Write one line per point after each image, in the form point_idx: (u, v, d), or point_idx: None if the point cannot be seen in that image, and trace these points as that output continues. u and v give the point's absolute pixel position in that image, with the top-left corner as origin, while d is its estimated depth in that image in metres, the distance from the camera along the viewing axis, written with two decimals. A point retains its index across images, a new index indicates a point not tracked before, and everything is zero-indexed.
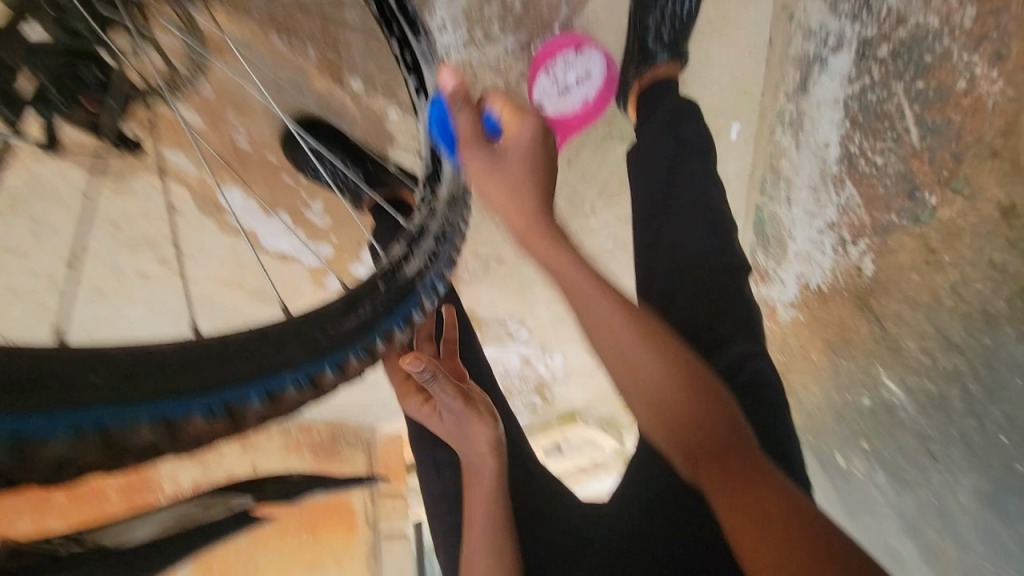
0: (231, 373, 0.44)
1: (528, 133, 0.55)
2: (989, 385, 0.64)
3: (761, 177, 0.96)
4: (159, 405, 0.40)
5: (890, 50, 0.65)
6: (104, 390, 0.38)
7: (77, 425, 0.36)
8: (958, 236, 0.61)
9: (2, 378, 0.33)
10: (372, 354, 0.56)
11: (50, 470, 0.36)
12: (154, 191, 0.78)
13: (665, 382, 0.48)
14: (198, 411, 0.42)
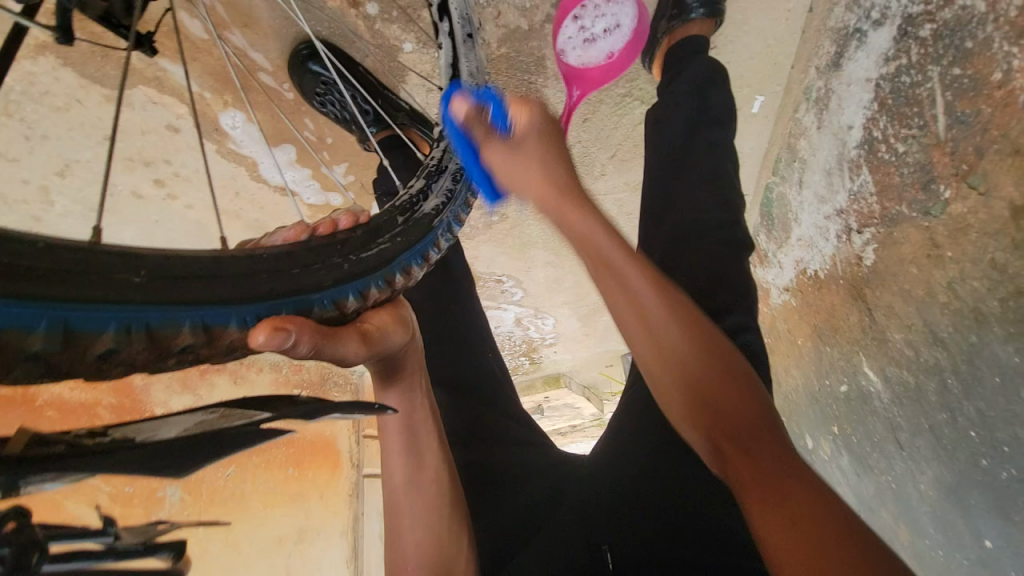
0: (255, 289, 0.44)
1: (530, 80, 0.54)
2: (967, 382, 0.66)
3: (777, 157, 0.97)
4: (194, 311, 0.41)
5: (933, 29, 0.60)
6: (142, 290, 0.38)
7: (119, 319, 0.37)
8: (964, 232, 0.59)
9: (43, 269, 0.34)
10: (398, 283, 0.55)
11: (90, 363, 0.37)
12: (152, 104, 0.75)
13: (690, 348, 0.43)
14: (233, 321, 0.42)
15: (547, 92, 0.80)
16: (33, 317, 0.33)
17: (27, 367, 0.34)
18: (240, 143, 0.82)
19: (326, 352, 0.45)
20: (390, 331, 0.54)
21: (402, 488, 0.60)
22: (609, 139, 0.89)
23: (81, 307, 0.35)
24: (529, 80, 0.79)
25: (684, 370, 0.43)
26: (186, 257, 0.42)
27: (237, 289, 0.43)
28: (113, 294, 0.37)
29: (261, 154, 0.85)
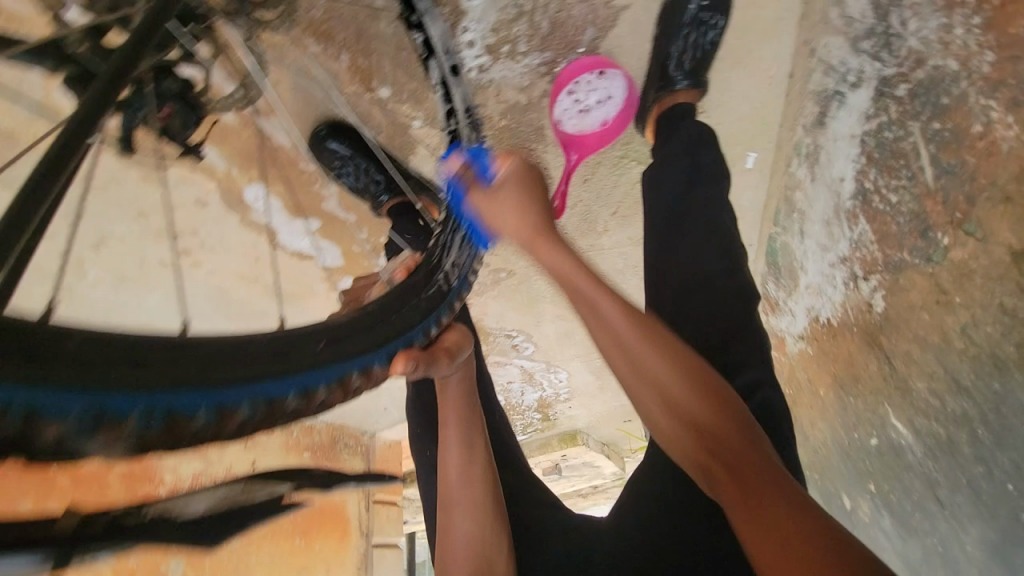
0: (314, 360, 0.47)
1: (515, 164, 0.54)
2: (999, 433, 0.62)
3: (775, 210, 1.01)
4: (256, 387, 0.43)
5: (908, 89, 0.63)
6: (207, 372, 0.41)
7: (193, 400, 0.40)
8: (969, 278, 0.59)
9: (122, 361, 0.37)
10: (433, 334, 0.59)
11: (173, 438, 0.40)
12: (184, 183, 0.81)
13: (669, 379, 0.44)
14: (288, 392, 0.45)
15: (546, 158, 0.87)
16: (126, 406, 0.37)
17: (124, 444, 0.38)
18: (262, 214, 0.88)
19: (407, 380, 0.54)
20: (463, 344, 0.63)
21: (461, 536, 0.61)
22: (609, 198, 0.94)
23: (161, 392, 0.38)
24: (530, 147, 0.85)
25: (661, 389, 0.44)
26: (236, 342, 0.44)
27: (292, 363, 0.46)
28: (184, 377, 0.40)
29: (281, 223, 0.91)
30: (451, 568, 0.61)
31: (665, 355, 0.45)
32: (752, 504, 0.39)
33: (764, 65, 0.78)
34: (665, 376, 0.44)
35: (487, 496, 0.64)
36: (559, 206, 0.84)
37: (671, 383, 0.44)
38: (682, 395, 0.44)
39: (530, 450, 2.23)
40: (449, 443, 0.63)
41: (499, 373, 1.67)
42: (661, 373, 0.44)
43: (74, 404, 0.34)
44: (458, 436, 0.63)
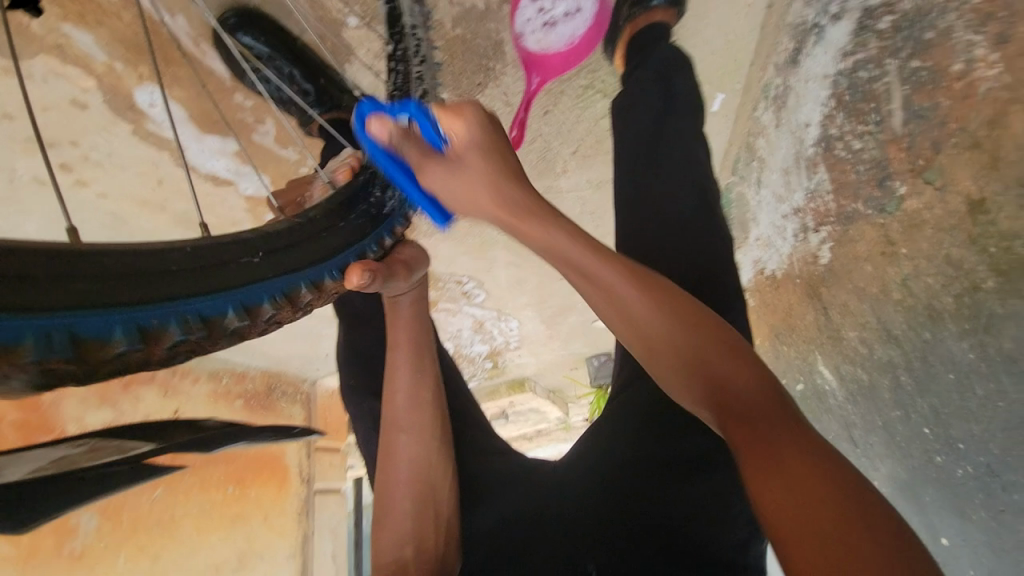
0: (251, 272, 0.45)
1: (471, 128, 0.46)
2: (921, 379, 0.66)
3: (734, 157, 0.97)
4: (191, 304, 0.41)
5: (892, 21, 0.60)
6: (131, 291, 0.38)
7: (120, 322, 0.37)
8: (920, 229, 0.59)
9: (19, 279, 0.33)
10: (387, 245, 0.56)
11: (98, 364, 0.37)
12: (54, 76, 0.63)
13: (645, 309, 0.42)
14: (226, 311, 0.42)
15: (505, 80, 0.76)
16: (22, 330, 0.32)
17: (28, 374, 0.33)
18: (162, 124, 0.73)
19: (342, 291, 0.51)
20: (420, 260, 0.58)
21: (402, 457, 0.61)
22: (570, 133, 0.87)
23: (85, 313, 0.35)
24: (485, 65, 0.74)
25: (636, 325, 0.42)
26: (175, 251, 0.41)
27: (238, 277, 0.44)
28: (103, 296, 0.36)
29: (189, 140, 0.75)
30: (392, 487, 0.61)
31: (639, 283, 0.42)
32: (764, 453, 0.36)
33: None
34: (635, 305, 0.42)
35: (434, 420, 0.63)
36: (517, 136, 0.78)
37: (649, 318, 0.41)
38: (652, 323, 0.42)
39: (479, 397, 2.25)
40: (395, 367, 0.61)
41: (449, 321, 1.62)
42: (637, 304, 0.42)
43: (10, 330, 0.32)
44: (405, 361, 0.61)
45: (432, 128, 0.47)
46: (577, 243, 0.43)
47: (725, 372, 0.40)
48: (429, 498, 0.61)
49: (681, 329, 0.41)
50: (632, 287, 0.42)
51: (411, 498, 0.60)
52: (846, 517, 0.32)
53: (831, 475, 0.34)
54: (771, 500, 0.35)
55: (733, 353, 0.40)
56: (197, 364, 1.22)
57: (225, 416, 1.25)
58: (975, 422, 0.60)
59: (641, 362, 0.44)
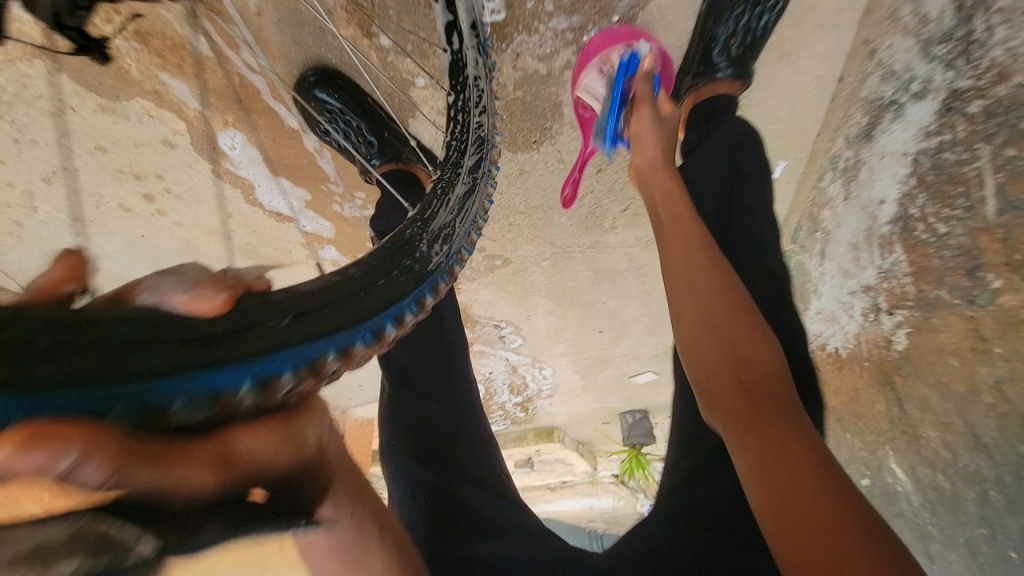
0: (315, 324, 0.34)
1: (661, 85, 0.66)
2: (1013, 496, 0.59)
3: (796, 225, 0.93)
4: (223, 373, 0.29)
5: (983, 106, 0.55)
6: (149, 358, 0.27)
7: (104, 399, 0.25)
8: (1017, 329, 0.52)
9: None
10: (426, 307, 0.44)
11: None
12: (148, 117, 0.70)
13: (713, 288, 0.48)
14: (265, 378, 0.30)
15: (560, 140, 0.79)
16: None
17: None
18: (237, 164, 0.78)
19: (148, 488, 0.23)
20: None
21: None
22: None
23: (60, 391, 0.24)
24: (543, 125, 0.77)
25: (697, 289, 0.49)
26: (131, 318, 0.28)
27: (226, 353, 0.30)
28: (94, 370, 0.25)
29: (260, 179, 0.81)
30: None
31: (709, 269, 0.49)
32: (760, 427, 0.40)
33: (813, 62, 0.69)
34: (698, 282, 0.49)
35: None
36: (568, 196, 0.77)
37: (710, 292, 0.48)
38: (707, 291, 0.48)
39: (505, 442, 2.18)
40: None
41: (482, 363, 1.60)
42: (699, 274, 0.49)
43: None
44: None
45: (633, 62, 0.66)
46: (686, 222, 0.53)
47: (758, 360, 0.44)
48: None
49: (728, 309, 0.47)
50: (701, 256, 0.50)
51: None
52: (824, 506, 0.34)
53: (838, 495, 0.35)
54: (759, 473, 0.38)
55: (776, 373, 0.43)
56: None
57: None
58: None
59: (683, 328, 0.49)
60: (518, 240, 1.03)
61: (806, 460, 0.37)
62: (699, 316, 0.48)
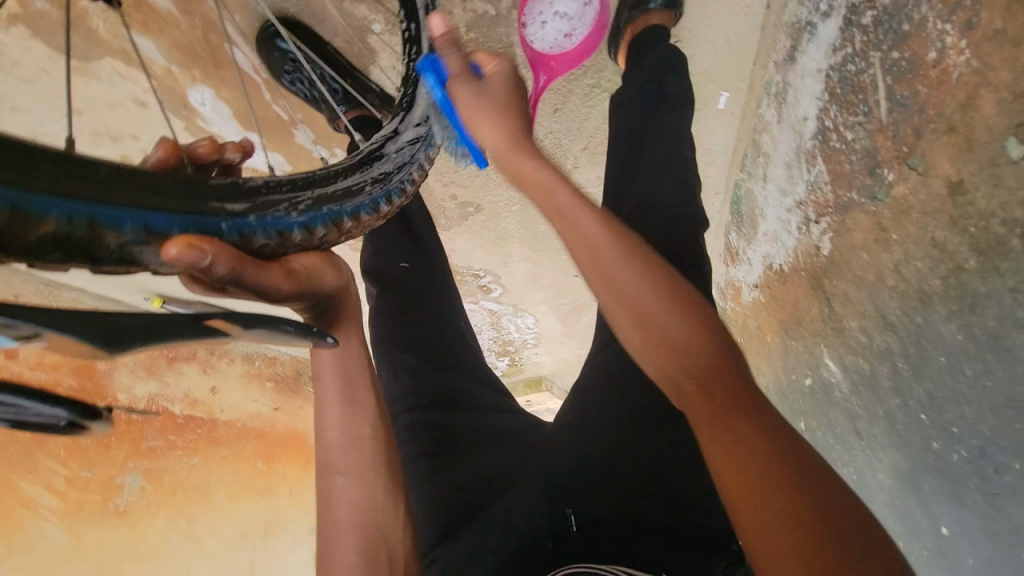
0: (295, 203, 0.54)
1: (505, 68, 0.55)
2: (916, 364, 0.68)
3: (743, 154, 0.99)
4: (226, 221, 0.49)
5: (874, 17, 0.62)
6: (177, 203, 0.47)
7: (139, 222, 0.45)
8: (908, 214, 0.61)
9: (76, 178, 0.43)
10: (408, 193, 0.65)
11: (120, 253, 0.44)
12: (119, 77, 0.73)
13: (646, 289, 0.47)
14: (257, 231, 0.50)
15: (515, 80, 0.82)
16: (57, 209, 0.41)
17: (65, 249, 0.42)
18: (210, 122, 0.81)
19: (246, 278, 0.42)
20: (322, 271, 0.53)
21: (340, 487, 0.56)
22: (579, 130, 0.91)
23: (112, 208, 0.44)
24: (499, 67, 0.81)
25: (623, 289, 0.47)
26: (215, 186, 0.51)
27: (270, 206, 0.52)
28: (151, 204, 0.46)
29: (231, 134, 0.83)
30: (331, 469, 0.57)
31: (629, 258, 0.48)
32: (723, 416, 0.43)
33: None
34: (632, 284, 0.47)
35: (377, 450, 0.58)
36: None
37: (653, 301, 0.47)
38: (625, 284, 0.47)
39: None
40: (324, 399, 0.57)
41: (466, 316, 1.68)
42: (635, 281, 0.47)
43: (11, 197, 0.39)
44: (337, 393, 0.57)
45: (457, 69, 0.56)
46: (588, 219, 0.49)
47: (684, 339, 0.46)
48: (376, 531, 0.55)
49: (671, 312, 0.47)
50: (624, 261, 0.48)
51: (356, 484, 0.56)
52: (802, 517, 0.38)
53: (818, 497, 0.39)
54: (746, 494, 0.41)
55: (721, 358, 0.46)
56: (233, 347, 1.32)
57: (257, 397, 1.35)
58: (969, 405, 0.61)
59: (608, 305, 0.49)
60: (488, 185, 1.12)
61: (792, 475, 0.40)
62: (628, 307, 0.47)
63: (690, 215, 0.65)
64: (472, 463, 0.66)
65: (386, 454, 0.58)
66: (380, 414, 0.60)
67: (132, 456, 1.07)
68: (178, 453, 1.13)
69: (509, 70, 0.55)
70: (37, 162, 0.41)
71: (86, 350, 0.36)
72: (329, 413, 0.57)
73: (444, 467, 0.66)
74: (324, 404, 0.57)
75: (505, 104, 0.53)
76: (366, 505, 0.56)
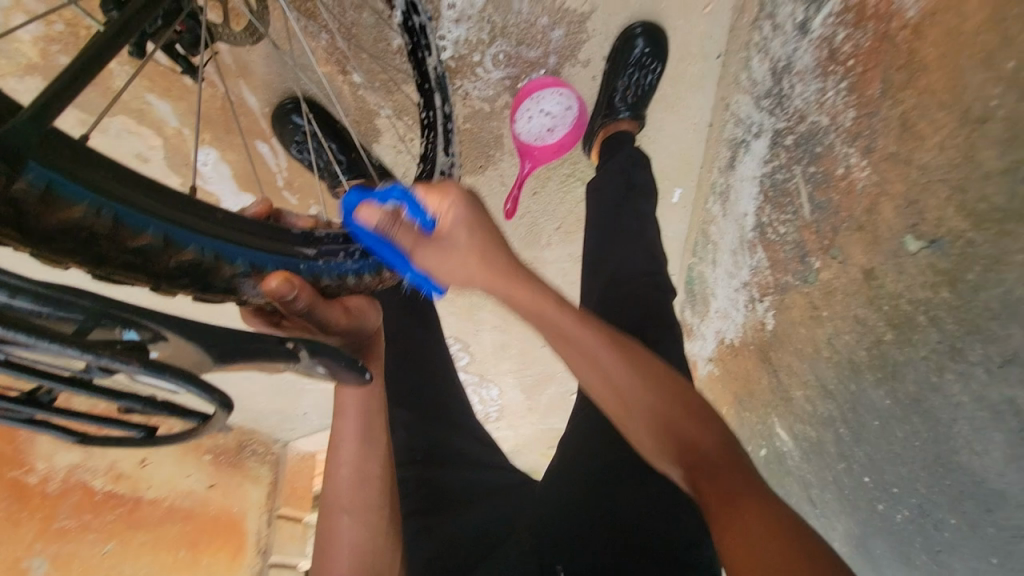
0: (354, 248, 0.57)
1: (455, 218, 0.49)
2: (855, 430, 0.76)
3: (694, 242, 1.12)
4: (307, 262, 0.53)
5: (793, 139, 0.78)
6: (270, 243, 0.52)
7: (244, 258, 0.49)
8: (833, 295, 0.73)
9: (196, 214, 0.47)
10: None
11: (223, 283, 0.49)
12: (127, 133, 0.76)
13: (620, 368, 0.52)
14: (328, 273, 0.55)
15: (502, 165, 0.93)
16: (185, 241, 0.45)
17: (182, 276, 0.46)
18: (207, 180, 0.83)
19: (317, 313, 0.51)
20: (368, 312, 0.59)
21: (344, 520, 0.64)
22: (555, 211, 1.02)
23: (224, 244, 0.48)
24: (489, 153, 0.92)
25: (596, 365, 0.52)
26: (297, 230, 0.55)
27: (332, 251, 0.55)
28: (251, 241, 0.50)
29: (227, 194, 0.86)
30: (338, 507, 0.64)
31: (607, 345, 0.53)
32: (715, 484, 0.48)
33: (690, 113, 0.91)
34: (610, 368, 0.52)
35: (381, 492, 0.65)
36: (510, 210, 0.91)
37: (629, 385, 0.52)
38: (606, 363, 0.52)
39: None
40: (341, 439, 0.65)
41: None
42: (608, 363, 0.52)
43: (147, 227, 0.43)
44: (351, 435, 0.65)
45: (422, 217, 0.51)
46: (554, 308, 0.51)
47: (657, 405, 0.52)
48: (370, 565, 0.63)
49: (658, 393, 0.53)
50: (600, 346, 0.52)
51: (358, 523, 0.64)
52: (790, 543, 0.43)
53: (800, 545, 0.43)
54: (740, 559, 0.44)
55: (701, 420, 0.53)
56: None
57: (191, 471, 1.20)
58: (904, 464, 0.68)
59: (587, 382, 0.54)
60: None
61: (781, 528, 0.44)
62: (605, 383, 0.53)
63: (659, 287, 0.74)
64: (461, 519, 0.64)
65: (387, 499, 0.66)
66: (387, 458, 0.67)
67: (40, 537, 0.95)
68: (92, 537, 1.01)
69: (461, 201, 0.50)
70: (169, 200, 0.45)
71: (190, 359, 0.36)
72: (343, 450, 0.65)
73: (434, 523, 0.65)
74: (342, 443, 0.65)
75: (475, 232, 0.50)
76: (364, 543, 0.64)
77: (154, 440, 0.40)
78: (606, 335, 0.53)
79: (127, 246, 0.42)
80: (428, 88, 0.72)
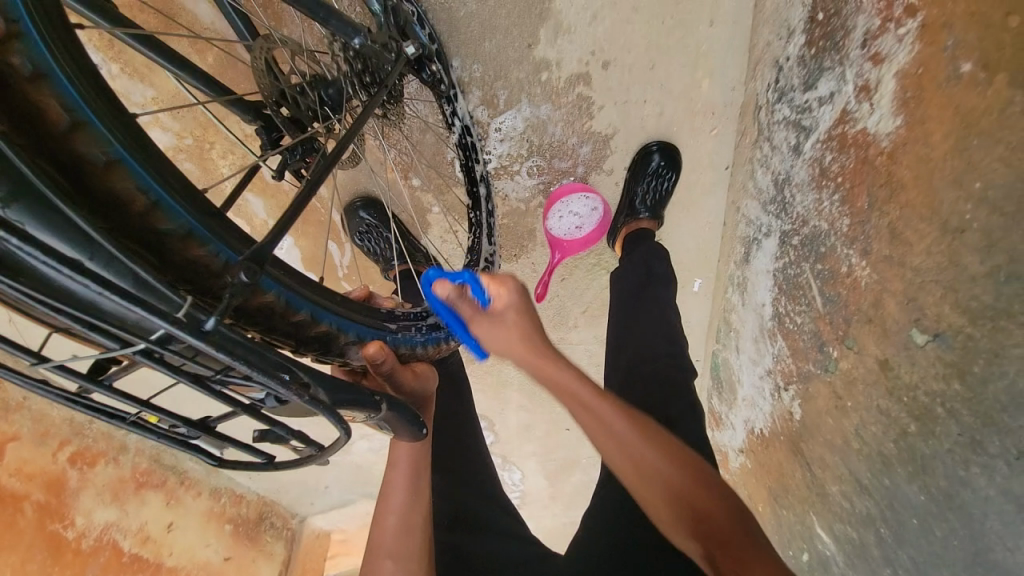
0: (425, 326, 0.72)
1: (511, 295, 0.59)
2: (896, 530, 0.73)
3: (717, 328, 1.18)
4: (395, 335, 0.66)
5: (799, 240, 0.85)
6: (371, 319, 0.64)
7: (357, 332, 0.61)
8: (854, 384, 0.75)
9: (327, 295, 0.58)
10: None
11: (336, 349, 0.59)
12: None
13: (647, 452, 0.55)
14: (408, 345, 0.68)
15: (534, 255, 1.05)
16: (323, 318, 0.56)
17: (313, 345, 0.57)
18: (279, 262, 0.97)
19: (398, 379, 0.63)
20: (432, 376, 0.71)
21: (386, 568, 0.62)
22: (582, 296, 1.10)
23: (345, 321, 0.59)
24: (523, 244, 1.04)
25: (629, 450, 0.55)
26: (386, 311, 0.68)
27: (410, 326, 0.70)
28: (361, 318, 0.62)
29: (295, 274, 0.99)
30: (382, 552, 0.62)
31: (636, 429, 0.55)
32: (738, 565, 0.51)
33: (705, 215, 1.04)
34: (640, 451, 0.55)
35: (424, 543, 0.64)
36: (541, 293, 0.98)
37: (657, 463, 0.54)
38: (636, 447, 0.55)
39: None
40: (392, 482, 0.65)
41: None
42: (638, 445, 0.55)
43: (302, 305, 0.53)
44: (403, 478, 0.65)
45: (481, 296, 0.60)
46: (587, 391, 0.56)
47: (683, 486, 0.54)
48: None
49: (684, 475, 0.55)
50: (630, 428, 0.55)
51: (401, 572, 0.62)
52: None
53: None
54: None
55: (730, 512, 0.54)
56: (206, 478, 1.24)
57: (211, 540, 1.20)
58: (950, 570, 0.64)
59: (623, 468, 0.55)
60: None
61: None
62: (637, 466, 0.55)
63: (681, 369, 0.78)
64: None
65: (430, 549, 0.64)
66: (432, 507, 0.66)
67: None
68: None
69: (517, 295, 0.60)
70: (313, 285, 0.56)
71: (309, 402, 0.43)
72: (393, 491, 0.65)
73: None
74: (392, 487, 0.65)
75: (530, 308, 0.60)
76: None
77: (278, 467, 0.44)
78: (632, 417, 0.56)
79: (288, 320, 0.52)
80: (476, 192, 0.86)
